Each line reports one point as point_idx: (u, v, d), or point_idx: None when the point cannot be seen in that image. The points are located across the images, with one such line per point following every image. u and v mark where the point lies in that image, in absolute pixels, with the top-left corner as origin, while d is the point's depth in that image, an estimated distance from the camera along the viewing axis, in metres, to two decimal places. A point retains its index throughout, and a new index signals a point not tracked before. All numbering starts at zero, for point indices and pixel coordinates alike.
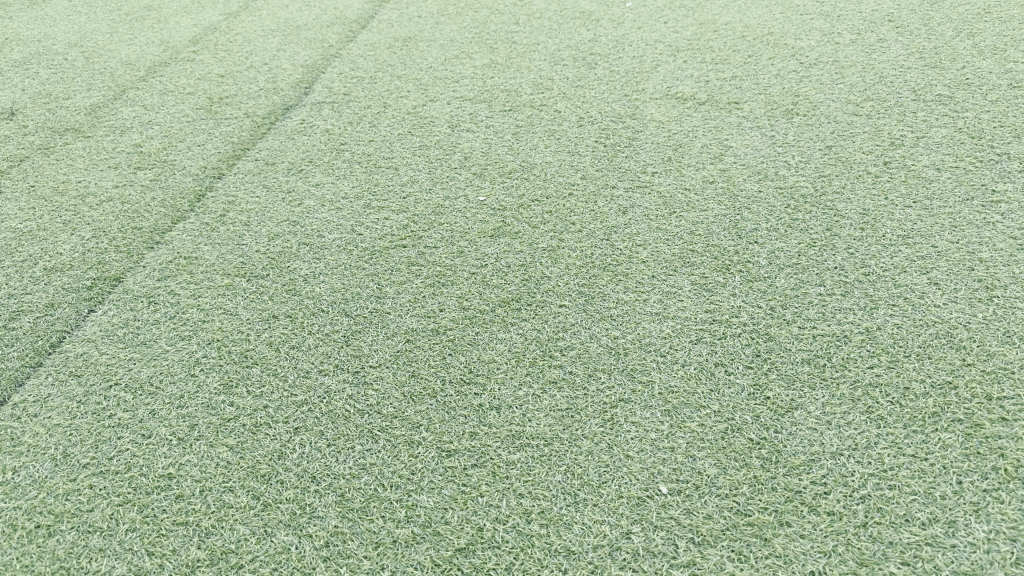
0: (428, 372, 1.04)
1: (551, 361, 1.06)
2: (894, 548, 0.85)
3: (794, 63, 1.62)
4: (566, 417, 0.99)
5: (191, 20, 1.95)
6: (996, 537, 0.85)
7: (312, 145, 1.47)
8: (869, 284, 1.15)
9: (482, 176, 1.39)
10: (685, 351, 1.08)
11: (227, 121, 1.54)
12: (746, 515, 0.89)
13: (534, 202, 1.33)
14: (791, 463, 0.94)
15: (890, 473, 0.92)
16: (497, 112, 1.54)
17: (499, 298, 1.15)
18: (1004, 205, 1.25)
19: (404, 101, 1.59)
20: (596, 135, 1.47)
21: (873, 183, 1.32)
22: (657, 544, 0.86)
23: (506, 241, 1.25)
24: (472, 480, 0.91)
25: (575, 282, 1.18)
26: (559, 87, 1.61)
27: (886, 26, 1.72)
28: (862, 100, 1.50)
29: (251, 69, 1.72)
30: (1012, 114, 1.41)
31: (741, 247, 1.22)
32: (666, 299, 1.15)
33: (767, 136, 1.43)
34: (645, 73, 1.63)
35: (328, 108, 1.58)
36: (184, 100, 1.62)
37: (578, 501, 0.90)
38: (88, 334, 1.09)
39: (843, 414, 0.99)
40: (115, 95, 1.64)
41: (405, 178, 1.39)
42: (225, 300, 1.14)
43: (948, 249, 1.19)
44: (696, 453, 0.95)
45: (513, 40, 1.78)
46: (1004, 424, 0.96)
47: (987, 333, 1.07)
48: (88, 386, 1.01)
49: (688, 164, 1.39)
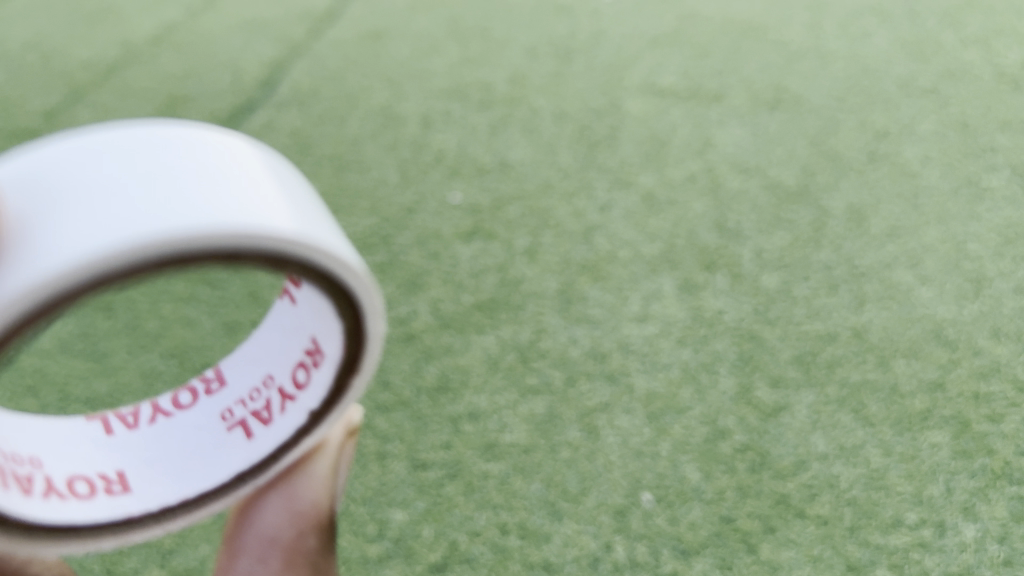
0: (401, 379, 1.03)
1: (529, 366, 1.04)
2: (882, 552, 0.86)
3: (776, 57, 1.59)
4: (544, 425, 0.98)
5: (152, 17, 1.89)
6: (984, 538, 0.86)
7: (278, 147, 1.44)
8: (857, 282, 1.12)
9: (456, 175, 1.35)
10: (667, 352, 1.05)
11: (189, 124, 1.51)
12: (731, 522, 0.89)
13: (510, 201, 1.29)
14: (778, 467, 0.93)
15: (879, 474, 0.91)
16: (472, 109, 1.50)
17: (474, 302, 1.12)
18: (991, 199, 1.22)
19: (375, 99, 1.55)
20: (573, 131, 1.43)
21: (858, 178, 1.29)
22: (640, 553, 0.87)
23: (482, 242, 1.21)
24: (447, 492, 0.93)
25: (552, 283, 1.15)
26: (535, 83, 1.57)
27: (869, 18, 1.69)
28: (846, 94, 1.47)
29: (216, 67, 1.68)
30: (997, 108, 1.39)
31: (724, 245, 1.19)
32: (648, 299, 1.11)
33: (748, 130, 1.40)
34: (623, 68, 1.59)
35: (296, 106, 1.53)
36: (144, 101, 1.59)
37: (556, 512, 0.91)
38: (43, 347, 1.09)
39: (829, 415, 0.97)
40: (73, 97, 1.61)
41: (375, 179, 1.35)
42: (186, 310, 1.13)
43: (936, 244, 1.16)
44: (680, 459, 0.94)
45: (488, 35, 1.74)
46: (991, 423, 0.94)
47: (975, 329, 1.04)
48: (44, 401, 1.04)
49: (669, 159, 1.35)
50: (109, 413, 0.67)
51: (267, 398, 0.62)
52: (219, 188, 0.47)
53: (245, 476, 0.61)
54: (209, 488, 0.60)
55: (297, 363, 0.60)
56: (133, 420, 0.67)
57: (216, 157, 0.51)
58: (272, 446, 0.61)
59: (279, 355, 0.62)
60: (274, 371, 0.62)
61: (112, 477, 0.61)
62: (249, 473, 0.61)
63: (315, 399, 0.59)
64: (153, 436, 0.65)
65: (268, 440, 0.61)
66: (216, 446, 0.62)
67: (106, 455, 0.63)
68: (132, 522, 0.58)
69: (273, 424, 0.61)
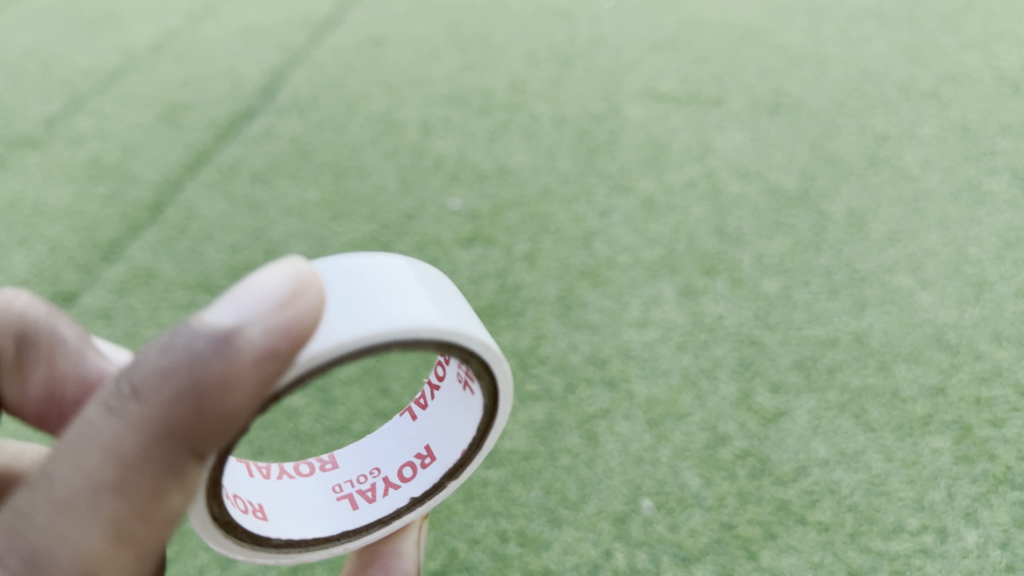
0: (400, 387, 1.03)
1: (528, 372, 1.04)
2: (883, 558, 0.85)
3: (775, 61, 1.59)
4: (544, 431, 0.98)
5: (153, 25, 1.90)
6: (986, 543, 0.85)
7: (278, 153, 1.44)
8: (857, 287, 1.12)
9: (456, 181, 1.35)
10: (667, 358, 1.04)
11: (188, 130, 1.52)
12: (731, 528, 0.89)
13: (510, 207, 1.29)
14: (778, 473, 0.92)
15: (880, 480, 0.91)
16: (472, 115, 1.51)
17: (473, 308, 1.13)
18: (991, 202, 1.22)
19: (376, 106, 1.55)
20: (573, 137, 1.44)
21: (858, 182, 1.28)
22: (640, 560, 0.87)
23: (481, 248, 1.22)
24: (447, 499, 0.93)
25: (552, 289, 1.15)
26: (535, 88, 1.57)
27: (869, 22, 1.69)
28: (846, 98, 1.47)
29: (216, 73, 1.69)
30: (998, 111, 1.38)
31: (724, 250, 1.19)
32: (648, 304, 1.11)
33: (748, 135, 1.40)
34: (623, 73, 1.60)
35: (296, 113, 1.54)
36: (145, 108, 1.60)
37: (557, 519, 0.91)
38: None
39: (830, 421, 0.96)
40: (73, 104, 1.62)
41: (375, 185, 1.36)
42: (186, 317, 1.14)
43: (936, 248, 1.16)
44: (680, 465, 0.94)
45: (487, 41, 1.74)
46: (993, 428, 0.94)
47: (976, 334, 1.04)
48: None
49: (668, 164, 1.35)
50: (248, 462, 0.75)
51: (374, 482, 0.73)
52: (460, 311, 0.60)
53: (341, 539, 0.69)
54: (319, 535, 0.69)
55: (406, 460, 0.72)
56: (265, 471, 0.75)
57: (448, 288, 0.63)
58: (372, 518, 0.71)
59: (390, 451, 0.75)
60: (384, 462, 0.74)
61: (254, 505, 0.68)
62: (346, 535, 0.69)
63: (418, 488, 0.70)
64: (281, 488, 0.73)
65: (371, 511, 0.71)
66: (326, 510, 0.71)
67: (245, 484, 0.70)
68: (261, 542, 0.65)
69: (376, 502, 0.72)
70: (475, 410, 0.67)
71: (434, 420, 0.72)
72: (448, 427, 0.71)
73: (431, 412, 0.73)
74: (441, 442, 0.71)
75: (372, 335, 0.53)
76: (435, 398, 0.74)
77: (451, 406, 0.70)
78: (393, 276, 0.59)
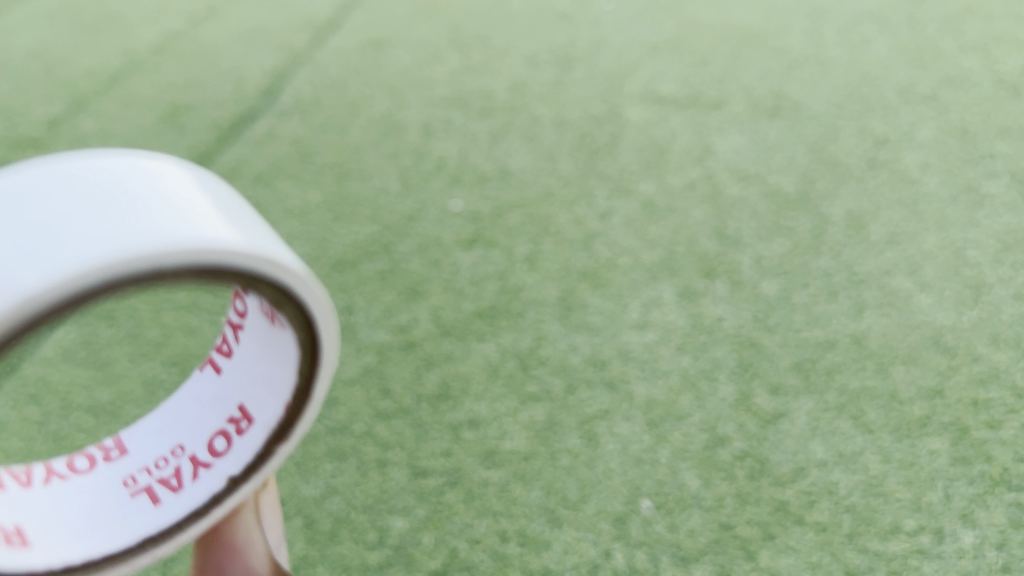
0: (402, 388, 1.04)
1: (529, 374, 1.05)
2: (881, 559, 0.86)
3: (775, 64, 1.60)
4: (544, 432, 0.99)
5: (155, 26, 1.91)
6: (983, 544, 0.86)
7: (280, 155, 1.45)
8: (856, 289, 1.12)
9: (457, 182, 1.36)
10: (667, 360, 1.05)
11: (190, 132, 1.53)
12: (730, 529, 0.89)
13: (510, 208, 1.30)
14: (776, 474, 0.93)
15: (878, 481, 0.92)
16: (472, 117, 1.51)
17: (474, 309, 1.13)
18: (990, 205, 1.23)
19: (377, 108, 1.56)
20: (573, 139, 1.44)
21: (858, 185, 1.29)
22: (639, 561, 0.88)
23: (482, 250, 1.22)
24: (448, 499, 0.93)
25: (553, 290, 1.15)
26: (536, 90, 1.58)
27: (869, 25, 1.69)
28: (846, 100, 1.48)
29: (218, 75, 1.69)
30: (997, 114, 1.39)
31: (724, 252, 1.19)
32: (648, 306, 1.12)
33: (748, 138, 1.41)
34: (623, 75, 1.60)
35: (297, 115, 1.55)
36: (147, 110, 1.60)
37: (557, 519, 0.91)
38: (47, 355, 1.10)
39: (828, 422, 0.97)
40: (76, 105, 1.62)
41: (377, 186, 1.36)
42: (189, 317, 1.14)
43: (934, 251, 1.16)
44: (680, 466, 0.95)
45: (488, 43, 1.75)
46: (990, 429, 0.95)
47: (974, 336, 1.05)
48: (47, 410, 1.04)
49: (669, 166, 1.36)
50: (2, 471, 0.67)
51: (178, 465, 0.64)
52: (193, 215, 0.47)
53: (153, 540, 0.61)
54: (111, 549, 0.61)
55: (218, 430, 0.63)
56: (26, 479, 0.66)
57: (187, 188, 0.50)
58: (181, 513, 0.62)
59: (198, 424, 0.65)
60: (188, 440, 0.65)
61: (9, 530, 0.61)
62: (153, 537, 0.61)
63: (235, 464, 0.61)
64: (50, 495, 0.65)
65: (176, 501, 0.62)
66: (122, 511, 0.63)
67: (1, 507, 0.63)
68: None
69: (189, 487, 0.62)
70: (289, 354, 0.56)
71: (240, 372, 0.63)
72: (261, 379, 0.61)
73: (235, 363, 0.64)
74: (256, 399, 0.61)
75: (49, 275, 0.41)
76: (239, 344, 0.63)
77: (259, 353, 0.60)
78: (95, 190, 0.47)
